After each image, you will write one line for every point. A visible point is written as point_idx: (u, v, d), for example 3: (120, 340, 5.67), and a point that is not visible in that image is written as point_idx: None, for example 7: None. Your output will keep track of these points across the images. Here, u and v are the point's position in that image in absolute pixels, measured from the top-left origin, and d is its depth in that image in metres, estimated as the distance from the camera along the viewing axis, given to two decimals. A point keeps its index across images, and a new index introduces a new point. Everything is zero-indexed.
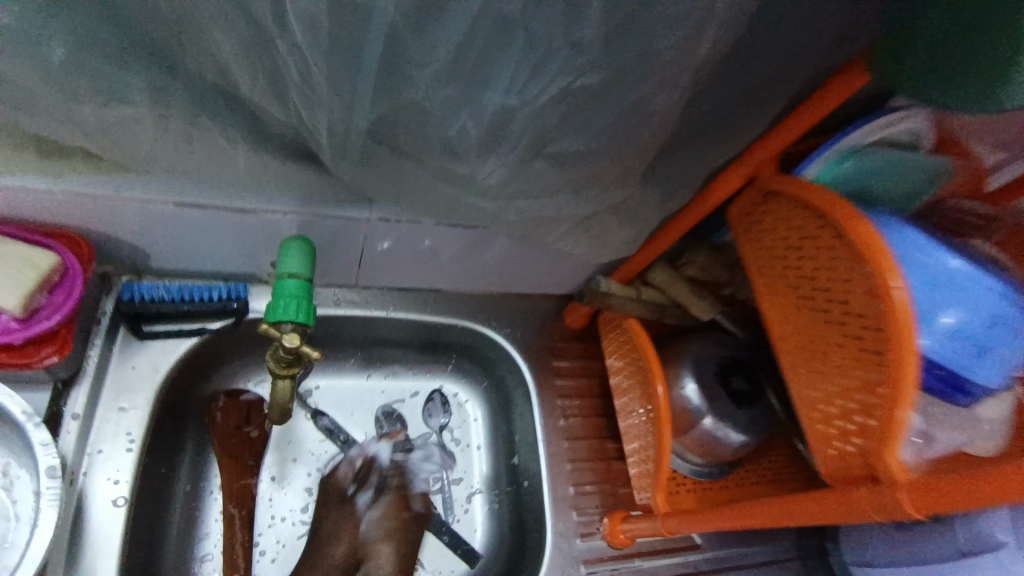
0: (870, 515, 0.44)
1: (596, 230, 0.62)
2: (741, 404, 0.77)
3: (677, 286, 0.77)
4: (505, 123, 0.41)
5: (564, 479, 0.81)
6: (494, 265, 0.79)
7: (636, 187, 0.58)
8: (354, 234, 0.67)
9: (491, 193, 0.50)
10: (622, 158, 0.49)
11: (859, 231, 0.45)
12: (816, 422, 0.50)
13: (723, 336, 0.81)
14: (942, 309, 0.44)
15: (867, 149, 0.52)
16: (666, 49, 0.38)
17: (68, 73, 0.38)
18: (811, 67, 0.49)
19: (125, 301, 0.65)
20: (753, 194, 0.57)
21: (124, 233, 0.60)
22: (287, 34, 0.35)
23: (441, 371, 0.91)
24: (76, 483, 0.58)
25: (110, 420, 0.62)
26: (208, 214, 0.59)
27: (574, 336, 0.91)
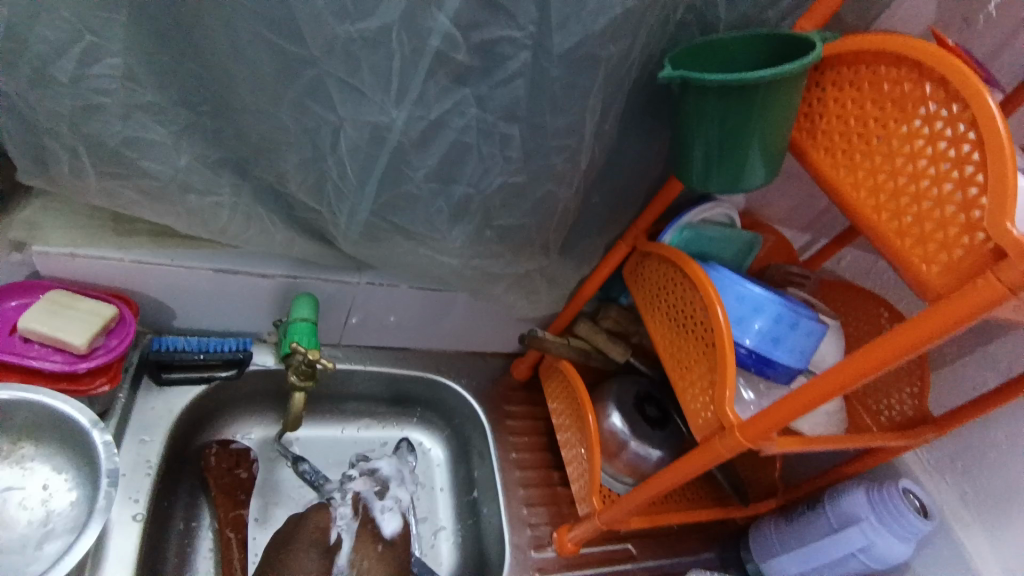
0: (722, 453, 0.63)
1: (530, 287, 0.85)
2: (655, 426, 0.97)
3: (597, 335, 0.99)
4: (465, 205, 0.65)
5: (518, 502, 0.95)
6: (453, 324, 1.00)
7: (555, 255, 0.82)
8: (345, 297, 0.87)
9: (456, 255, 0.72)
10: (544, 232, 0.74)
11: (692, 269, 0.70)
12: (687, 404, 0.70)
13: (636, 376, 1.03)
14: (750, 315, 0.67)
15: (697, 224, 0.79)
16: (561, 163, 0.63)
17: (182, 175, 0.59)
18: (653, 175, 0.78)
19: (155, 351, 0.79)
20: (635, 257, 0.82)
21: (164, 297, 0.77)
22: (336, 153, 0.59)
23: (408, 423, 1.06)
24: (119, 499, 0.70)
25: (128, 451, 0.74)
26: (236, 278, 0.78)
27: (520, 386, 1.09)
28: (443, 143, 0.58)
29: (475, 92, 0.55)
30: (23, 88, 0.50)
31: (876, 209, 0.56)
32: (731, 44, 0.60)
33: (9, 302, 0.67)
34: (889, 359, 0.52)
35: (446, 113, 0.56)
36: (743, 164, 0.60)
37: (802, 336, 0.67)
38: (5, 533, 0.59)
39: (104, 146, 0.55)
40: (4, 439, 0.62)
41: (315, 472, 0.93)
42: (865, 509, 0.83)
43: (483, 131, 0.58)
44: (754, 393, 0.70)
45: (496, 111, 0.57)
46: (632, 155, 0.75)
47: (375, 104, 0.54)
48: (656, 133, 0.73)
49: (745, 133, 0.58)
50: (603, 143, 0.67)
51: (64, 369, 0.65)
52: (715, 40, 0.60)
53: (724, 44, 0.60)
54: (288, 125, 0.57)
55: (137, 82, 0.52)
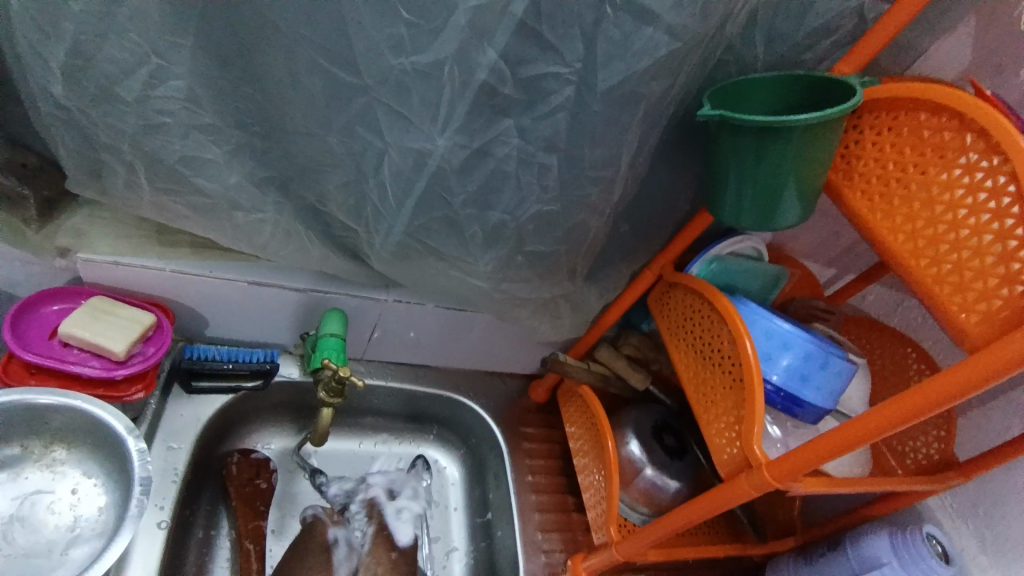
0: (748, 491, 0.62)
1: (556, 311, 0.85)
2: (673, 456, 0.96)
3: (616, 361, 0.99)
4: (500, 230, 0.66)
5: (533, 527, 0.94)
6: (473, 344, 1.01)
7: (582, 282, 0.83)
8: (371, 313, 0.88)
9: (486, 277, 0.73)
10: (573, 259, 0.75)
11: (721, 302, 0.70)
12: (712, 436, 0.69)
13: (654, 404, 1.02)
14: (778, 351, 0.67)
15: (725, 257, 0.79)
16: (594, 193, 0.65)
17: (231, 191, 0.62)
18: (683, 206, 0.79)
19: (187, 359, 0.80)
20: (661, 286, 0.83)
21: (199, 306, 0.79)
22: (378, 176, 0.60)
23: (424, 440, 1.06)
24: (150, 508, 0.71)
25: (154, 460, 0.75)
26: (268, 291, 0.79)
27: (537, 408, 1.09)
28: (484, 170, 0.60)
29: (517, 124, 0.57)
30: (89, 106, 0.53)
31: (914, 255, 0.56)
32: (768, 85, 0.62)
33: (51, 306, 0.69)
34: (926, 407, 0.51)
35: (489, 143, 0.57)
36: (779, 202, 0.61)
37: (831, 375, 0.67)
38: (34, 537, 0.60)
39: (159, 163, 0.58)
40: (37, 442, 0.63)
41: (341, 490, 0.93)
42: (888, 554, 0.82)
43: (523, 161, 0.59)
44: (780, 430, 0.70)
45: (537, 142, 0.58)
46: (664, 187, 0.76)
47: (422, 132, 0.56)
48: (686, 166, 0.74)
49: (780, 172, 0.59)
50: (636, 174, 0.68)
51: (103, 375, 0.66)
52: (748, 82, 0.62)
53: (754, 87, 0.62)
54: (334, 148, 0.59)
55: (197, 103, 0.54)
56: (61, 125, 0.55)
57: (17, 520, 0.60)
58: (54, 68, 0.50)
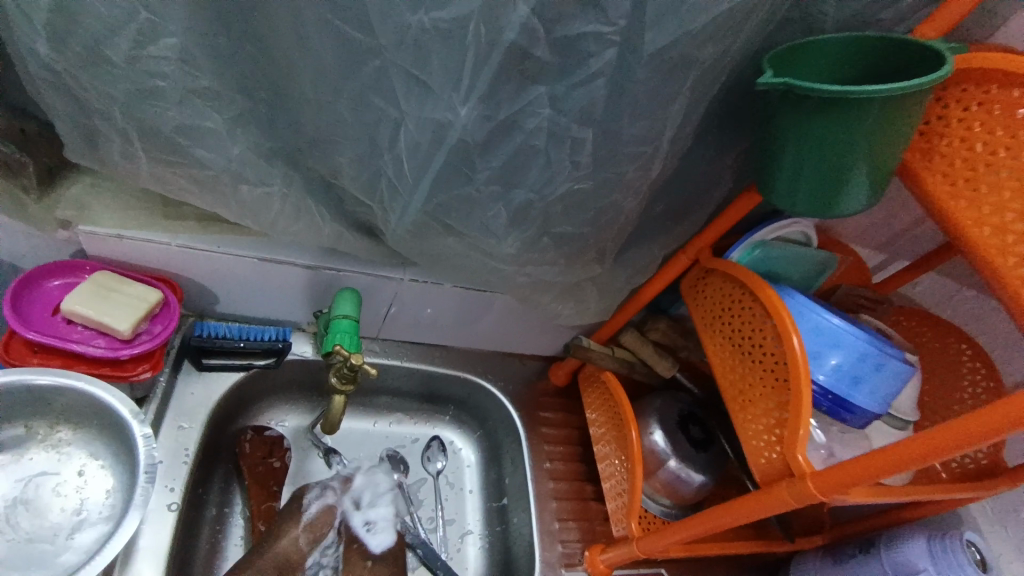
0: (788, 501, 0.58)
1: (581, 295, 0.80)
2: (699, 448, 0.92)
3: (642, 347, 0.95)
4: (527, 211, 0.60)
5: (550, 515, 0.92)
6: (492, 325, 0.97)
7: (610, 265, 0.77)
8: (386, 292, 0.84)
9: (509, 260, 0.68)
10: (603, 241, 0.69)
11: (766, 293, 0.64)
12: (749, 438, 0.64)
13: (680, 393, 0.98)
14: (828, 350, 0.62)
15: (770, 242, 0.73)
16: (631, 171, 0.59)
17: (236, 163, 0.57)
18: (725, 185, 0.72)
19: (196, 336, 0.78)
20: (697, 271, 0.77)
21: (208, 282, 0.76)
22: (393, 149, 0.55)
23: (439, 421, 1.04)
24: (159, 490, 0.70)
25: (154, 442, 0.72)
26: (278, 268, 0.75)
27: (556, 392, 1.05)
28: (510, 145, 0.54)
29: (550, 92, 0.50)
30: (77, 69, 0.48)
31: (1001, 251, 0.50)
32: (836, 48, 0.55)
33: (51, 282, 0.66)
34: (1002, 428, 0.46)
35: (517, 114, 0.51)
36: (845, 186, 0.54)
37: (886, 378, 0.62)
38: (38, 520, 0.59)
39: (156, 132, 0.53)
40: (42, 423, 0.61)
41: (314, 494, 0.83)
42: (925, 560, 0.77)
43: (554, 135, 0.53)
44: (825, 435, 0.65)
45: (571, 114, 0.52)
46: (707, 165, 0.69)
47: (442, 101, 0.50)
48: (732, 142, 0.67)
49: (849, 152, 0.52)
50: (678, 150, 0.61)
51: (107, 355, 0.63)
52: (817, 44, 0.54)
53: (826, 48, 0.55)
54: (346, 118, 0.54)
55: (195, 66, 0.49)
56: (48, 89, 0.50)
57: (21, 503, 0.59)
58: (37, 25, 0.45)
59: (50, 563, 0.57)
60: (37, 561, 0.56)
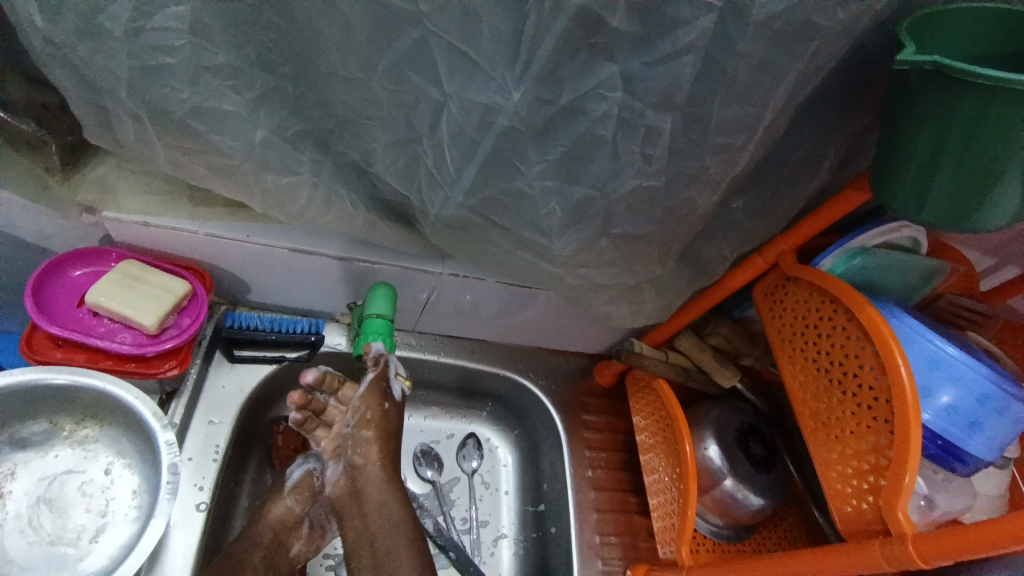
0: (881, 563, 0.49)
1: (637, 297, 0.72)
2: (760, 468, 0.84)
3: (701, 353, 0.85)
4: (585, 208, 0.52)
5: (590, 527, 0.86)
6: (535, 321, 0.90)
7: (673, 266, 0.68)
8: (423, 285, 0.78)
9: (561, 262, 0.60)
10: (669, 241, 0.60)
11: (868, 314, 0.55)
12: (832, 480, 0.56)
13: (740, 404, 0.89)
14: (939, 386, 0.53)
15: (873, 249, 0.62)
16: (711, 164, 0.49)
17: (260, 148, 0.51)
18: (820, 180, 0.61)
19: (228, 327, 0.75)
20: (775, 277, 0.67)
21: (240, 270, 0.71)
22: (434, 136, 0.47)
23: (476, 417, 0.99)
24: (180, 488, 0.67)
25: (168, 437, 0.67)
26: (311, 259, 0.70)
27: (602, 393, 0.98)
28: (572, 133, 0.45)
29: (624, 70, 0.41)
30: (78, 42, 0.42)
31: None
32: (982, 15, 0.45)
33: (74, 271, 0.63)
34: None
35: (582, 97, 0.43)
36: (989, 193, 0.46)
37: (1008, 424, 0.53)
38: (62, 521, 0.58)
39: (168, 114, 0.47)
40: (67, 418, 0.60)
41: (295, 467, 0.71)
42: None
43: (624, 122, 0.44)
44: (927, 484, 0.56)
45: (647, 97, 0.43)
46: (802, 155, 0.58)
47: (492, 81, 0.42)
48: (835, 127, 0.56)
49: (1004, 151, 0.43)
50: (770, 139, 0.51)
51: (133, 352, 0.60)
52: (996, 16, 0.45)
53: (1006, 23, 0.45)
54: (380, 97, 0.46)
55: (209, 37, 0.43)
56: (51, 63, 0.45)
57: (46, 502, 0.58)
58: None
59: (72, 568, 0.56)
60: (59, 565, 0.56)
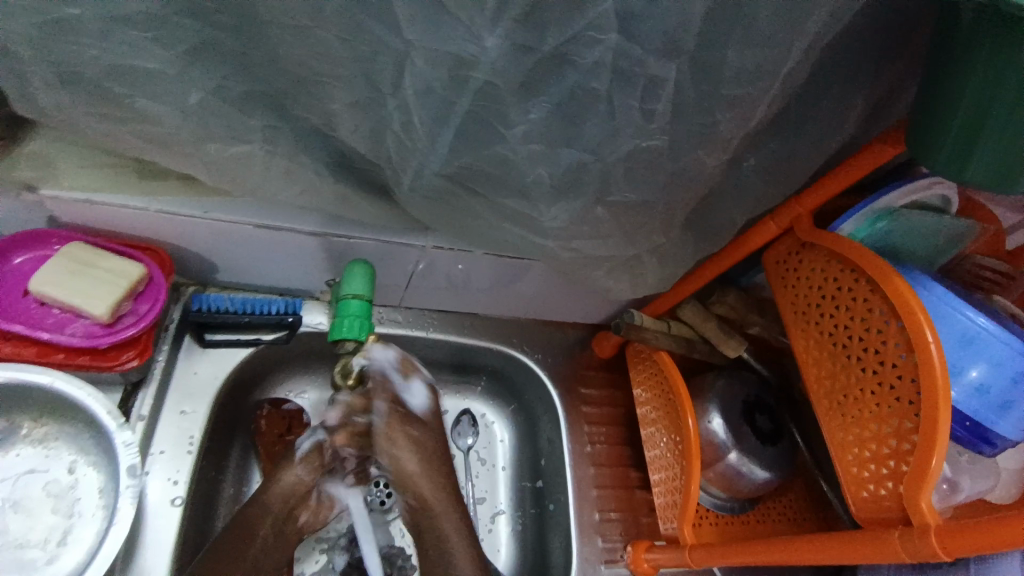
0: (900, 554, 0.46)
1: (637, 269, 0.66)
2: (766, 440, 0.80)
3: (705, 323, 0.80)
4: (577, 175, 0.46)
5: (590, 504, 0.83)
6: (529, 294, 0.84)
7: (676, 234, 0.62)
8: (407, 259, 0.72)
9: (553, 235, 0.54)
10: (672, 209, 0.54)
11: (894, 286, 0.50)
12: (847, 464, 0.53)
13: (746, 374, 0.85)
14: (969, 362, 0.48)
15: (901, 211, 0.57)
16: (721, 121, 0.43)
17: (202, 115, 0.44)
18: (842, 135, 0.55)
19: (195, 310, 0.69)
20: (789, 243, 0.62)
21: (205, 249, 0.65)
22: (399, 95, 0.41)
23: (470, 392, 0.95)
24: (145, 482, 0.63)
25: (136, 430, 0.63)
26: (282, 236, 0.64)
27: (600, 365, 0.94)
28: (561, 88, 0.38)
29: (620, 8, 0.34)
30: None
31: None
32: None
33: (14, 257, 0.57)
34: None
35: (570, 42, 0.36)
36: None
37: None
38: (27, 522, 0.55)
39: (88, 77, 0.40)
40: (25, 416, 0.57)
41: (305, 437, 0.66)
42: None
43: (621, 73, 0.38)
44: (950, 467, 0.53)
45: (648, 42, 0.36)
46: (824, 106, 0.51)
47: (462, 26, 0.35)
48: (862, 72, 0.49)
49: None
50: (790, 90, 0.44)
51: (84, 344, 0.55)
52: None
53: None
54: (335, 50, 0.39)
55: None
56: None
57: (9, 504, 0.55)
58: None
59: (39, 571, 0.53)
60: (26, 569, 0.53)
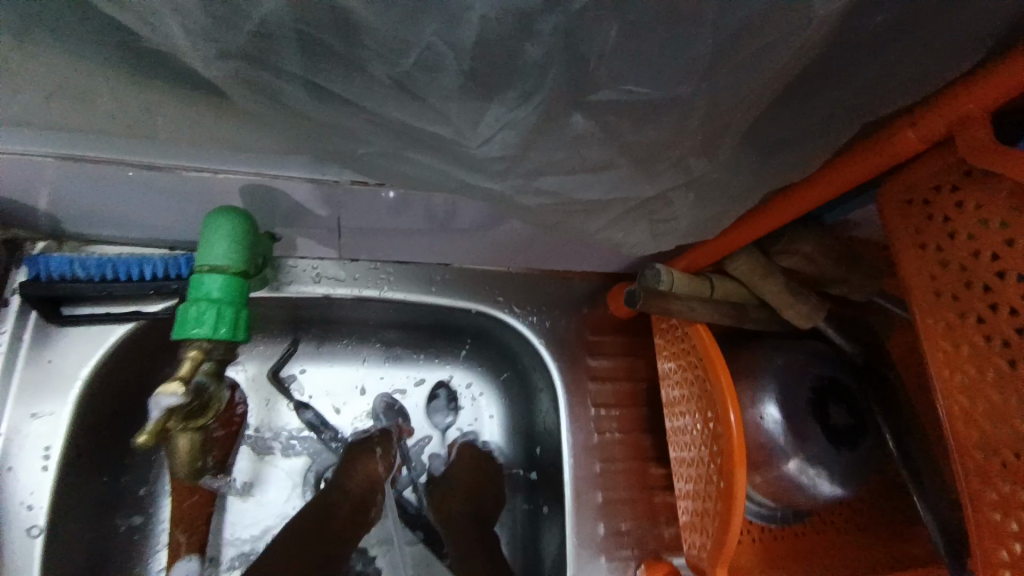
0: None
1: (660, 211, 0.43)
2: (842, 443, 0.57)
3: (765, 282, 0.55)
4: (515, 45, 0.27)
5: (593, 514, 0.64)
6: (513, 244, 0.59)
7: (727, 154, 0.37)
8: (321, 203, 0.48)
9: (499, 170, 0.34)
10: (718, 106, 0.31)
11: None
12: (998, 564, 0.34)
13: (818, 349, 0.60)
14: None
15: None
16: None
17: None
18: None
19: (34, 280, 0.50)
20: (944, 172, 0.36)
21: (13, 194, 0.44)
22: None
23: (451, 359, 0.76)
24: None
25: None
26: (110, 173, 0.41)
27: (617, 328, 0.72)
28: None
29: None
30: None
31: None
32: None
33: None
34: None
35: None
36: None
37: None
38: None
39: None
40: None
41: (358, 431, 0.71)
42: None
43: None
44: None
45: None
46: None
47: None
48: None
49: None
50: None
51: None
52: None
53: None
54: None
55: None
56: None
57: None
58: None
59: None
60: None
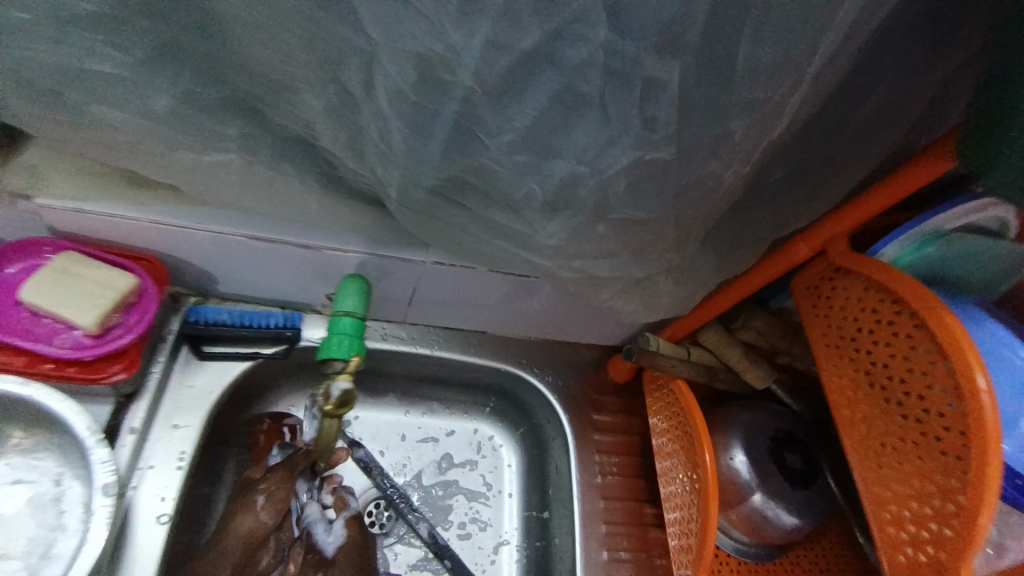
0: None
1: (649, 289, 0.62)
2: (796, 481, 0.72)
3: (728, 349, 0.74)
4: (571, 189, 0.45)
5: (598, 542, 0.77)
6: (540, 313, 0.79)
7: (693, 252, 0.57)
8: (407, 276, 0.68)
9: (549, 254, 0.53)
10: (683, 225, 0.51)
11: (941, 320, 0.45)
12: (885, 522, 0.49)
13: (774, 407, 0.77)
14: None
15: (951, 233, 0.51)
16: (737, 130, 0.41)
17: (171, 124, 0.43)
18: (878, 148, 0.50)
19: (192, 322, 0.67)
20: (821, 268, 0.56)
21: (197, 259, 0.63)
22: (373, 102, 0.39)
23: (478, 414, 0.91)
24: (126, 495, 0.61)
25: (127, 444, 0.61)
26: (275, 248, 0.61)
27: (617, 390, 0.88)
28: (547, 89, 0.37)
29: None
30: None
31: None
32: None
33: (6, 268, 0.56)
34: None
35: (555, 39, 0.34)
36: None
37: None
38: (11, 534, 0.54)
39: (43, 85, 0.40)
40: (15, 427, 0.56)
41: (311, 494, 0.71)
42: None
43: (611, 73, 0.36)
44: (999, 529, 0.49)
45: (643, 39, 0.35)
46: (858, 111, 0.46)
47: (427, 25, 0.33)
48: (905, 68, 0.44)
49: None
50: (811, 95, 0.41)
51: (69, 355, 0.54)
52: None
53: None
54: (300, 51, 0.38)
55: None
56: None
57: None
58: None
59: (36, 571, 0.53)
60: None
